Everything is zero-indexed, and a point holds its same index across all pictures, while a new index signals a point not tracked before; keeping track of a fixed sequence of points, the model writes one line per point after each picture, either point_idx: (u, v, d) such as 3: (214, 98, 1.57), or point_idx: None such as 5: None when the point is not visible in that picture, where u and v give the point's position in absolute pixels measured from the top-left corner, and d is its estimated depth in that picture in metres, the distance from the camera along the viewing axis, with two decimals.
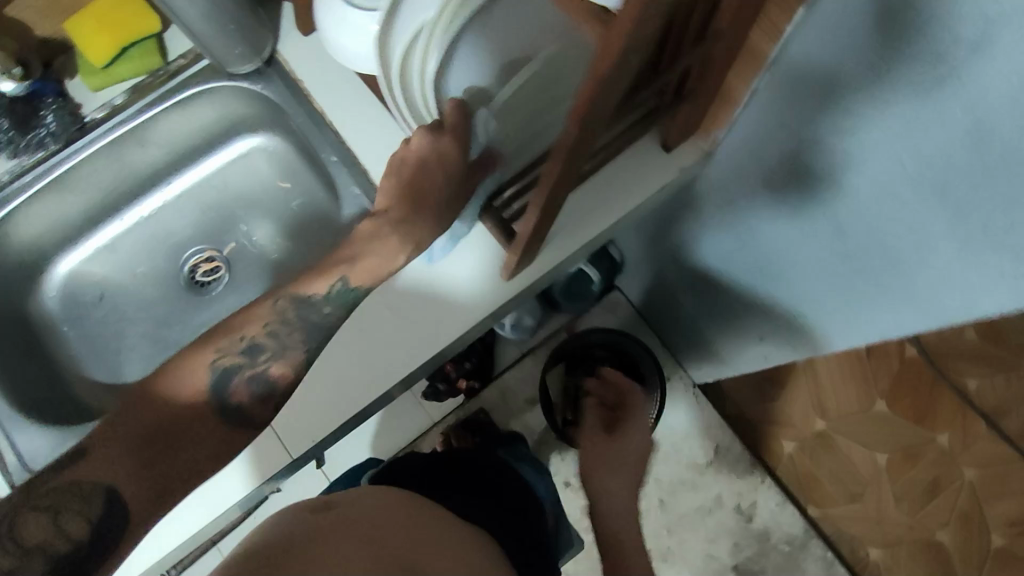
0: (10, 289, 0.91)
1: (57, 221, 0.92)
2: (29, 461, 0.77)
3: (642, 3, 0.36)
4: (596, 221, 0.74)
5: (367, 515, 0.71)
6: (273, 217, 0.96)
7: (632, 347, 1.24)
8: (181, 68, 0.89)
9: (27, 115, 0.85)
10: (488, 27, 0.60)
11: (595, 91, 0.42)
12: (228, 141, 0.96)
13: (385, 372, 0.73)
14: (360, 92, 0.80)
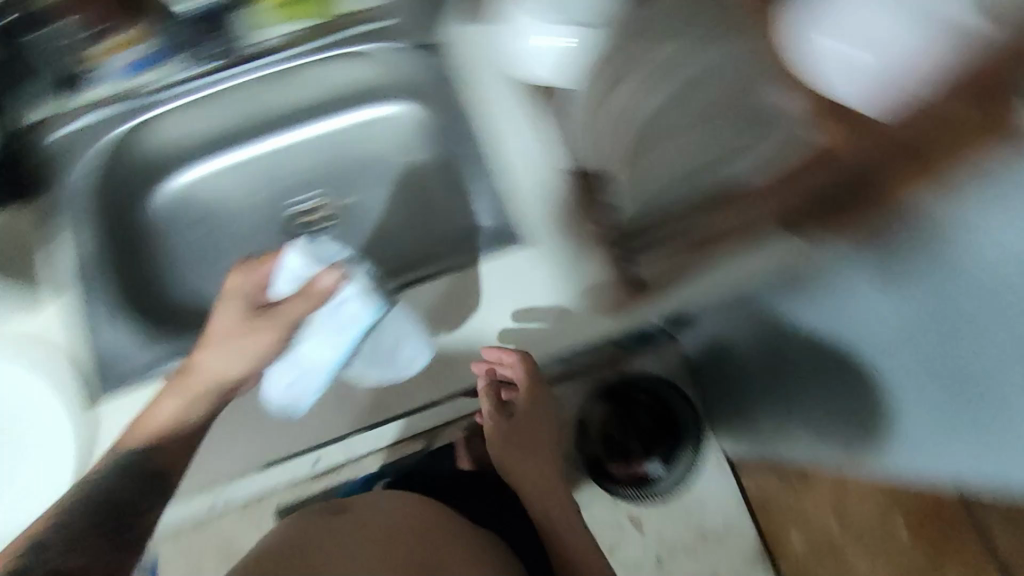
0: (127, 185, 0.90)
1: (192, 133, 0.92)
2: (107, 359, 0.75)
3: (963, 94, 0.46)
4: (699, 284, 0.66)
5: (378, 520, 0.77)
6: (391, 184, 0.94)
7: (677, 401, 1.22)
8: (354, 24, 0.88)
9: (203, 33, 0.86)
10: (690, 78, 0.72)
11: (837, 166, 0.57)
12: (371, 102, 0.93)
13: (472, 372, 0.71)
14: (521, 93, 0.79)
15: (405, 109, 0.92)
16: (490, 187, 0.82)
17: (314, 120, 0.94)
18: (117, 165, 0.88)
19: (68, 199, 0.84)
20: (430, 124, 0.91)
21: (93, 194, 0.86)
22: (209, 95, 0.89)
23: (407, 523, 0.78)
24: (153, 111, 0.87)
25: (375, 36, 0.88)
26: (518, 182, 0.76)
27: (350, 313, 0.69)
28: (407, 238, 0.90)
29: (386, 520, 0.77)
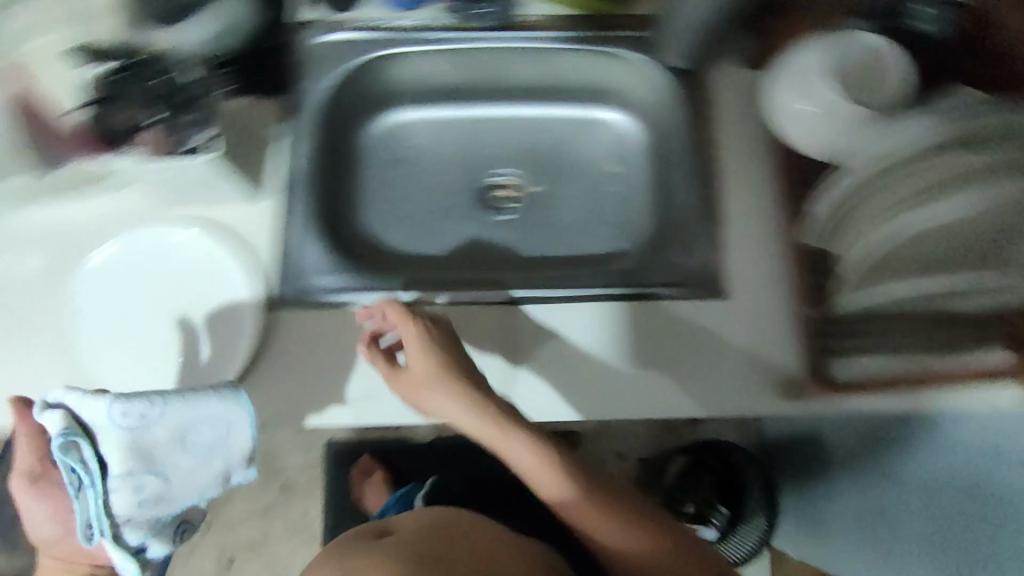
0: (354, 106, 0.91)
1: (426, 76, 0.93)
2: (303, 266, 0.77)
3: None
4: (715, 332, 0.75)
5: (415, 531, 0.76)
6: (589, 186, 0.94)
7: (746, 474, 1.31)
8: (621, 26, 0.89)
9: None
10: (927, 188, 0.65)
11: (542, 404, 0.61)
12: (598, 104, 0.96)
13: (628, 407, 0.72)
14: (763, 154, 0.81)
15: (630, 126, 0.95)
16: (704, 228, 0.81)
17: (541, 103, 0.97)
18: (357, 84, 0.89)
19: (306, 102, 0.84)
20: (649, 146, 0.94)
21: (328, 105, 0.86)
22: (464, 49, 0.88)
23: (432, 533, 0.76)
24: (410, 49, 0.88)
25: (636, 43, 0.88)
26: (736, 231, 0.78)
27: (52, 433, 0.60)
28: (589, 242, 0.91)
29: (417, 526, 0.78)
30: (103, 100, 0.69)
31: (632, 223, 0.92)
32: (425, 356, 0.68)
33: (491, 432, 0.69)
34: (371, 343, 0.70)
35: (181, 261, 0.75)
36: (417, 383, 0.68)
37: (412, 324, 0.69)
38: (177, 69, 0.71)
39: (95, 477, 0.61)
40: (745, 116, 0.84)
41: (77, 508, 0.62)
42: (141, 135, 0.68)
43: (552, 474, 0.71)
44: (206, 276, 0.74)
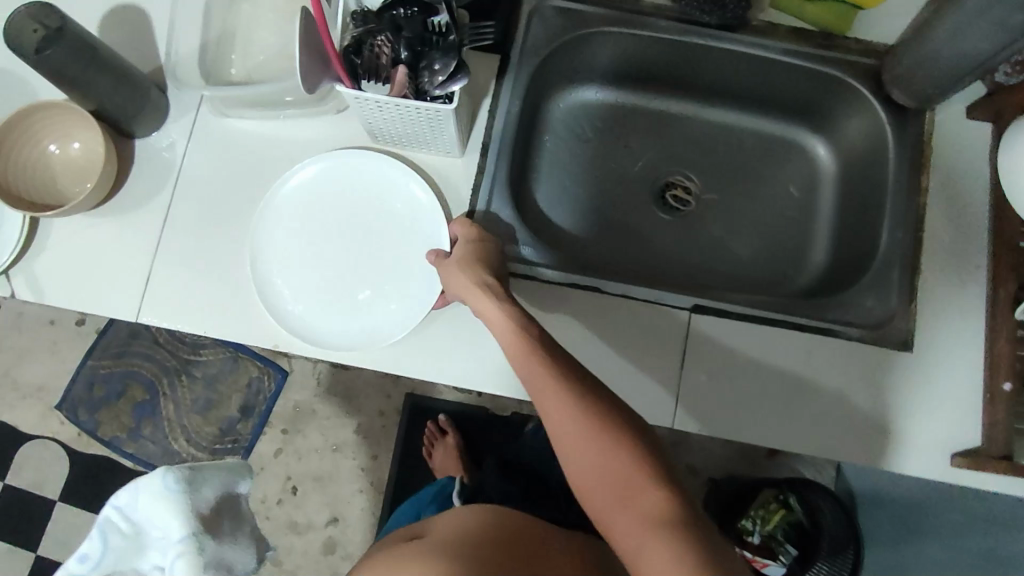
0: (551, 81, 0.89)
1: (626, 63, 0.89)
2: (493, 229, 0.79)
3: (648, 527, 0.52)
4: (864, 373, 0.76)
5: (454, 528, 0.68)
6: (765, 208, 0.91)
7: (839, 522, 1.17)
8: (848, 51, 0.82)
9: None
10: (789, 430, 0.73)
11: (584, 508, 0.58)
12: (793, 126, 0.92)
13: (766, 429, 0.76)
14: (966, 224, 0.79)
15: (821, 151, 0.91)
16: (895, 279, 0.78)
17: (734, 109, 0.93)
18: (564, 55, 0.86)
19: (517, 66, 0.82)
20: (841, 176, 0.89)
21: (535, 72, 0.84)
22: (682, 41, 0.84)
23: (475, 531, 0.66)
24: (627, 31, 0.84)
25: (861, 70, 0.82)
26: (923, 297, 0.77)
27: (156, 498, 0.58)
28: (757, 263, 0.89)
29: (462, 526, 0.68)
30: (358, 29, 0.63)
31: (807, 251, 0.89)
32: (473, 254, 0.73)
33: (521, 358, 0.65)
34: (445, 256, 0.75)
35: (385, 200, 0.79)
36: (461, 264, 0.72)
37: (470, 236, 0.75)
38: (439, 6, 0.62)
39: (111, 548, 0.57)
40: (964, 168, 0.80)
41: (175, 505, 0.58)
42: (388, 73, 0.63)
43: (547, 399, 0.62)
44: (404, 221, 0.79)
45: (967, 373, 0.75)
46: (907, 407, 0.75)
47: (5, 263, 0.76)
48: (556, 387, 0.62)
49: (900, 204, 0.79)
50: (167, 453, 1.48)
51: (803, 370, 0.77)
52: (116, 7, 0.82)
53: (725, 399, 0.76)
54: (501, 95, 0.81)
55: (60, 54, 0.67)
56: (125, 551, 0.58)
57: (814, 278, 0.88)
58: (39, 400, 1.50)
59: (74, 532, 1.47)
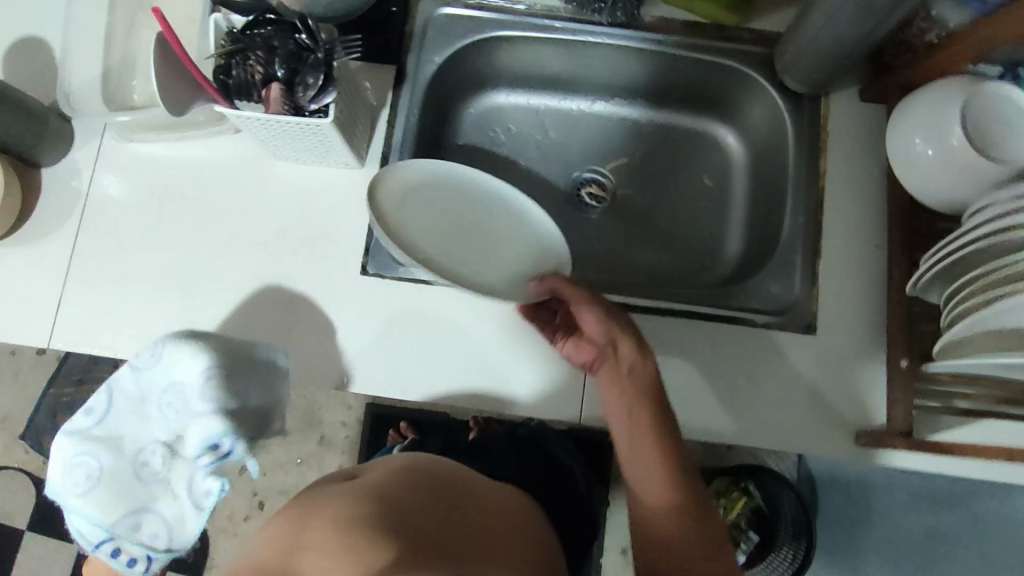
0: (458, 88, 0.90)
1: (531, 66, 0.90)
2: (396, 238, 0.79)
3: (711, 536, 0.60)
4: (769, 359, 0.76)
5: (381, 475, 0.66)
6: (680, 199, 0.92)
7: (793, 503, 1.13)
8: (742, 42, 0.84)
9: None
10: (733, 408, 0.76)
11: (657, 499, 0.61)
12: (702, 117, 0.93)
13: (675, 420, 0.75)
14: (866, 204, 0.79)
15: (730, 140, 0.92)
16: (798, 263, 0.79)
17: (644, 104, 0.94)
18: (466, 63, 0.87)
19: (414, 74, 0.83)
20: (750, 163, 0.90)
21: (436, 79, 0.85)
22: (581, 41, 0.85)
23: (399, 478, 0.64)
24: (524, 33, 0.84)
25: (753, 60, 0.83)
26: (826, 279, 0.78)
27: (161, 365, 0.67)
28: (674, 254, 0.90)
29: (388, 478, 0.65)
30: (227, 49, 0.64)
31: (722, 241, 0.90)
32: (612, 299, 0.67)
33: (630, 379, 0.63)
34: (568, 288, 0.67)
35: (315, 209, 0.80)
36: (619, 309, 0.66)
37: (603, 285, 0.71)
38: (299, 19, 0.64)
39: (116, 407, 0.66)
40: (860, 149, 0.81)
41: (173, 355, 0.67)
42: (262, 91, 0.64)
43: (639, 406, 0.62)
44: (332, 223, 0.79)
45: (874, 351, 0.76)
46: (811, 386, 0.75)
47: None
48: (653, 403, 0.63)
49: (799, 190, 0.80)
50: None
51: (710, 358, 0.77)
52: (16, 39, 0.82)
53: None
54: (400, 105, 0.82)
55: None
56: (127, 410, 0.67)
57: (730, 267, 0.88)
58: (2, 432, 1.51)
59: (44, 560, 1.48)
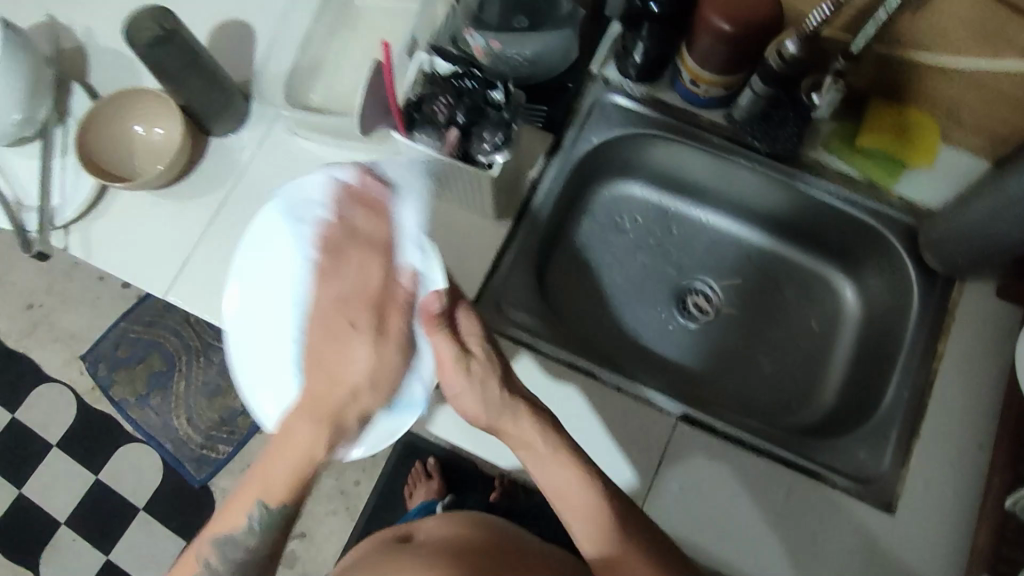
0: (601, 172, 0.94)
1: (675, 168, 0.93)
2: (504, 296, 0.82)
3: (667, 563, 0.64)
4: (839, 525, 0.73)
5: (434, 533, 0.73)
6: (782, 335, 0.92)
7: None
8: (891, 206, 0.84)
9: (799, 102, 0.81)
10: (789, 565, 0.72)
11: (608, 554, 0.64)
12: (826, 263, 0.93)
13: (727, 560, 0.72)
14: (977, 402, 0.77)
15: (849, 294, 0.92)
16: (890, 437, 0.77)
17: (768, 232, 0.95)
18: (617, 150, 0.91)
19: (568, 148, 0.87)
20: (863, 323, 0.90)
21: (585, 157, 0.88)
22: (729, 159, 0.87)
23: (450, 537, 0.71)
24: (680, 139, 0.87)
25: (897, 226, 0.83)
26: (916, 464, 0.75)
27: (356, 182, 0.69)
28: (762, 387, 0.89)
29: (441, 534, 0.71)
30: (425, 89, 0.71)
31: (815, 389, 0.89)
32: (468, 364, 0.67)
33: (545, 452, 0.67)
34: (436, 328, 0.66)
35: (440, 246, 0.83)
36: (473, 379, 0.67)
37: (461, 313, 0.68)
38: (499, 84, 0.71)
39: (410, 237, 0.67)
40: (984, 344, 0.79)
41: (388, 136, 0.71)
42: (442, 131, 0.68)
43: (556, 462, 0.67)
44: (452, 262, 0.82)
45: (949, 555, 0.72)
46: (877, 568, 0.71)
47: (66, 220, 0.83)
48: (578, 467, 0.66)
49: (908, 365, 0.79)
50: (166, 427, 1.52)
51: (779, 506, 0.74)
52: (226, 19, 0.90)
53: (695, 515, 0.73)
54: (542, 181, 0.86)
55: (167, 51, 0.74)
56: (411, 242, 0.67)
57: (816, 418, 0.86)
58: (66, 348, 1.58)
59: (62, 478, 1.53)
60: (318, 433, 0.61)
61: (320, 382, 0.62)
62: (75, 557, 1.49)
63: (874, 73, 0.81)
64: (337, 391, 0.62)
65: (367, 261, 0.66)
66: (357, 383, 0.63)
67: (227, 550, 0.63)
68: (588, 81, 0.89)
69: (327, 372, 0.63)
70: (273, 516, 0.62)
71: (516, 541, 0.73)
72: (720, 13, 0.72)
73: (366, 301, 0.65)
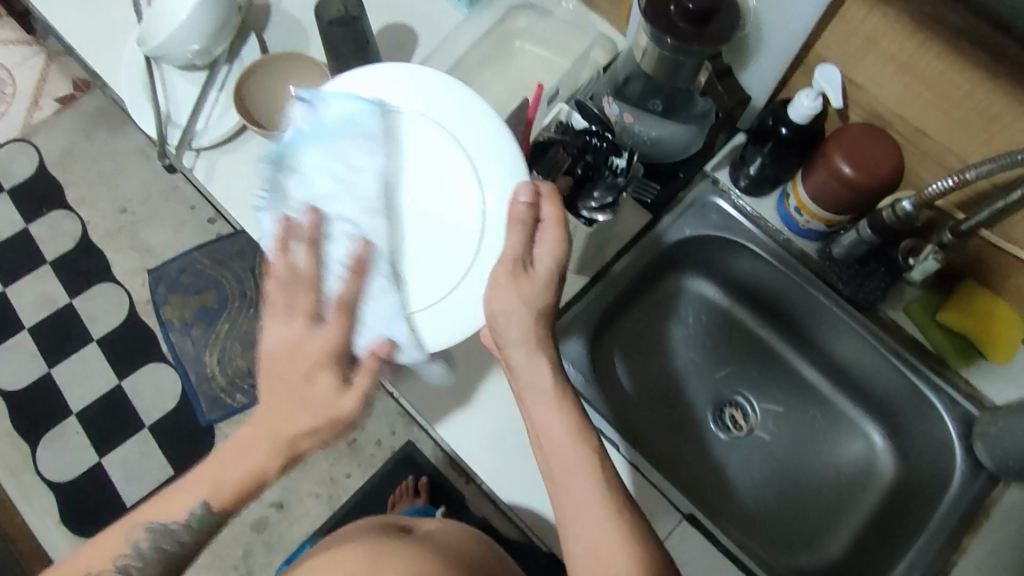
0: (681, 265, 0.97)
1: (753, 278, 0.95)
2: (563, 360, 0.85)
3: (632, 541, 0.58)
4: None
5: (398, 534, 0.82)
6: (811, 476, 0.91)
7: None
8: (955, 387, 0.83)
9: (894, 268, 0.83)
10: None
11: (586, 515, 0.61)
12: (870, 420, 0.93)
13: None
14: None
15: (887, 459, 0.91)
16: None
17: (825, 372, 0.96)
18: (703, 249, 0.94)
19: (660, 231, 0.91)
20: (894, 491, 0.88)
21: (673, 245, 0.92)
22: (808, 292, 0.89)
23: (402, 539, 0.80)
24: (767, 258, 0.90)
25: (955, 408, 0.82)
26: None
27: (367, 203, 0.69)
28: (774, 517, 0.89)
29: (437, 536, 0.84)
30: (554, 134, 0.77)
31: (823, 540, 0.87)
32: (518, 271, 0.67)
33: (538, 415, 0.66)
34: (520, 218, 0.67)
35: None
36: (510, 287, 0.67)
37: (556, 229, 0.66)
38: (623, 152, 0.76)
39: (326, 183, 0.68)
40: None
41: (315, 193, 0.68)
42: (557, 175, 0.76)
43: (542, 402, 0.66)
44: None
45: None
46: None
47: (200, 145, 0.91)
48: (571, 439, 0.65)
49: (929, 547, 0.78)
50: (197, 360, 1.56)
51: None
52: (399, 21, 0.99)
53: None
54: (634, 247, 0.90)
55: (343, 33, 0.81)
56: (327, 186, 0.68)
57: (816, 569, 0.85)
58: (139, 257, 1.67)
59: (91, 372, 1.60)
60: (275, 459, 0.66)
61: (282, 397, 0.65)
62: (74, 449, 1.55)
63: (972, 259, 0.82)
64: (289, 435, 0.66)
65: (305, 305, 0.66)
66: (341, 418, 0.65)
67: (159, 537, 0.68)
68: (699, 177, 0.92)
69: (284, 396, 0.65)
70: (210, 518, 0.67)
71: (455, 548, 0.81)
72: (843, 155, 0.75)
73: (319, 381, 0.65)
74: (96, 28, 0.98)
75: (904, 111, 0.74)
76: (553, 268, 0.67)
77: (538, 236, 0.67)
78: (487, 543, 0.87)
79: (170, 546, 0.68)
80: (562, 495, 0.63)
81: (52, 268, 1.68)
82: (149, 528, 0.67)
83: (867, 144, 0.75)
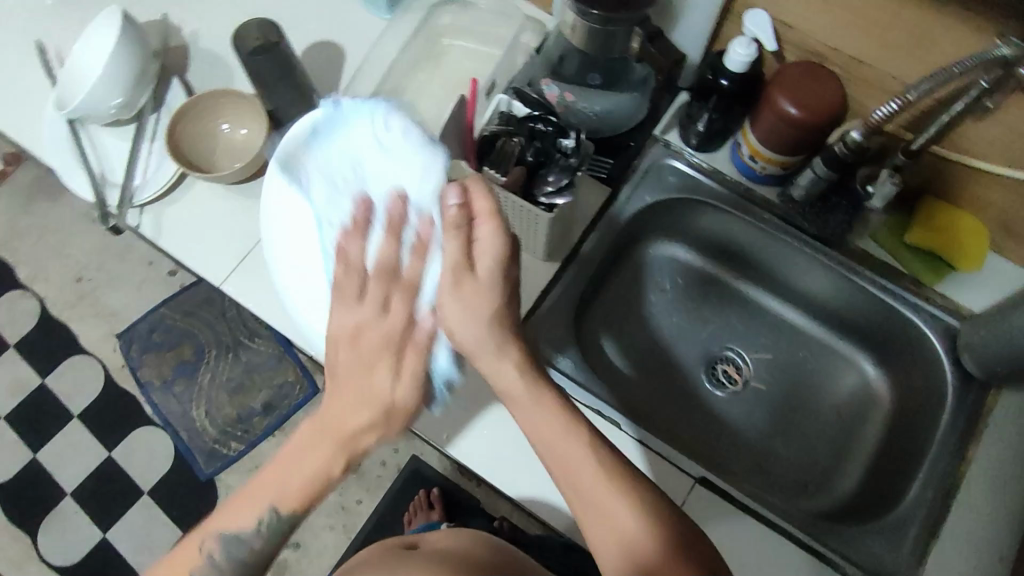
0: (648, 233, 0.97)
1: (721, 233, 0.95)
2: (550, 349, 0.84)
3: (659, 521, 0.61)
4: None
5: (414, 555, 0.81)
6: (812, 415, 0.92)
7: None
8: (933, 304, 0.84)
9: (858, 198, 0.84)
10: None
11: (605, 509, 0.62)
12: (858, 350, 0.94)
13: None
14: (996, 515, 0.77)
15: (881, 385, 0.92)
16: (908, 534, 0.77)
17: (806, 313, 0.96)
18: (666, 213, 0.94)
19: (622, 203, 0.90)
20: (893, 414, 0.89)
21: (637, 215, 0.91)
22: (776, 237, 0.90)
23: (419, 558, 0.80)
24: (730, 211, 0.90)
25: (937, 324, 0.84)
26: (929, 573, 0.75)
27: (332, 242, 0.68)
28: (783, 463, 0.89)
29: (456, 548, 0.83)
30: (498, 126, 0.76)
31: (833, 476, 0.88)
32: (462, 278, 0.62)
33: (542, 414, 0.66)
34: (455, 224, 0.61)
35: None
36: (466, 299, 0.63)
37: (492, 224, 0.62)
38: (571, 133, 0.76)
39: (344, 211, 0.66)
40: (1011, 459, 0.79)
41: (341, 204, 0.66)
42: (510, 167, 0.74)
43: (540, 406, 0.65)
44: None
45: None
46: None
47: (143, 199, 0.88)
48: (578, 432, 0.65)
49: (937, 463, 0.79)
50: (185, 416, 1.54)
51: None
52: (322, 39, 0.97)
53: None
54: (599, 224, 0.89)
55: (267, 60, 0.79)
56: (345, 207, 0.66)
57: (832, 505, 0.86)
58: (105, 323, 1.62)
59: (78, 449, 1.56)
60: (335, 460, 0.64)
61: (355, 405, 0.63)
62: (74, 529, 1.51)
63: (928, 177, 0.83)
64: (347, 442, 0.64)
65: (389, 295, 0.63)
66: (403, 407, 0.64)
67: (233, 548, 0.66)
68: (650, 142, 0.92)
69: (359, 379, 0.63)
70: (280, 524, 0.65)
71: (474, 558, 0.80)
72: (786, 96, 0.75)
73: (383, 410, 0.63)
74: (11, 98, 0.94)
75: (838, 43, 0.74)
76: (510, 265, 0.64)
77: (479, 235, 0.62)
78: (505, 546, 0.87)
79: (243, 556, 0.66)
80: (578, 498, 0.63)
81: (17, 350, 1.62)
82: (220, 539, 0.66)
83: (809, 81, 0.75)
